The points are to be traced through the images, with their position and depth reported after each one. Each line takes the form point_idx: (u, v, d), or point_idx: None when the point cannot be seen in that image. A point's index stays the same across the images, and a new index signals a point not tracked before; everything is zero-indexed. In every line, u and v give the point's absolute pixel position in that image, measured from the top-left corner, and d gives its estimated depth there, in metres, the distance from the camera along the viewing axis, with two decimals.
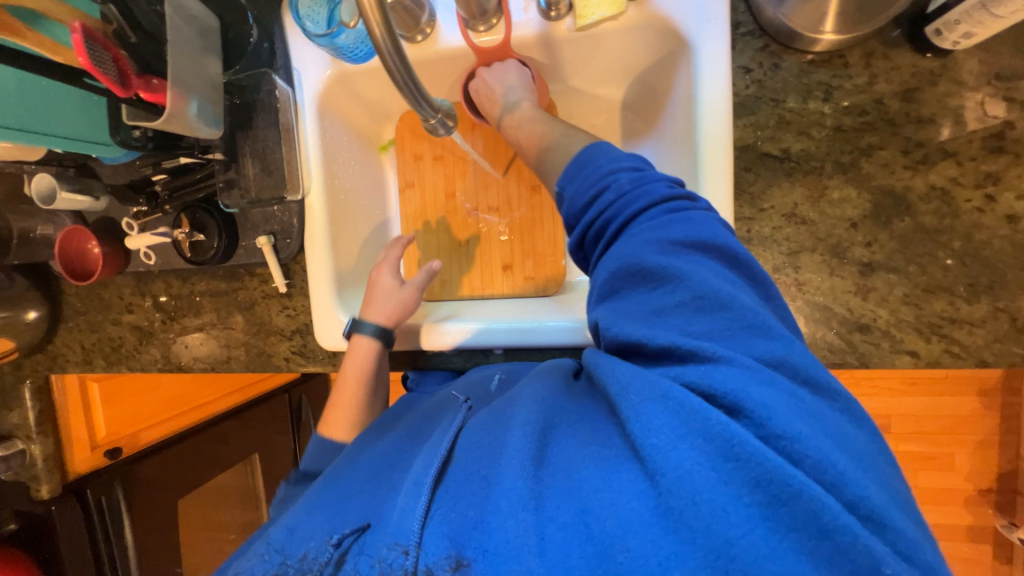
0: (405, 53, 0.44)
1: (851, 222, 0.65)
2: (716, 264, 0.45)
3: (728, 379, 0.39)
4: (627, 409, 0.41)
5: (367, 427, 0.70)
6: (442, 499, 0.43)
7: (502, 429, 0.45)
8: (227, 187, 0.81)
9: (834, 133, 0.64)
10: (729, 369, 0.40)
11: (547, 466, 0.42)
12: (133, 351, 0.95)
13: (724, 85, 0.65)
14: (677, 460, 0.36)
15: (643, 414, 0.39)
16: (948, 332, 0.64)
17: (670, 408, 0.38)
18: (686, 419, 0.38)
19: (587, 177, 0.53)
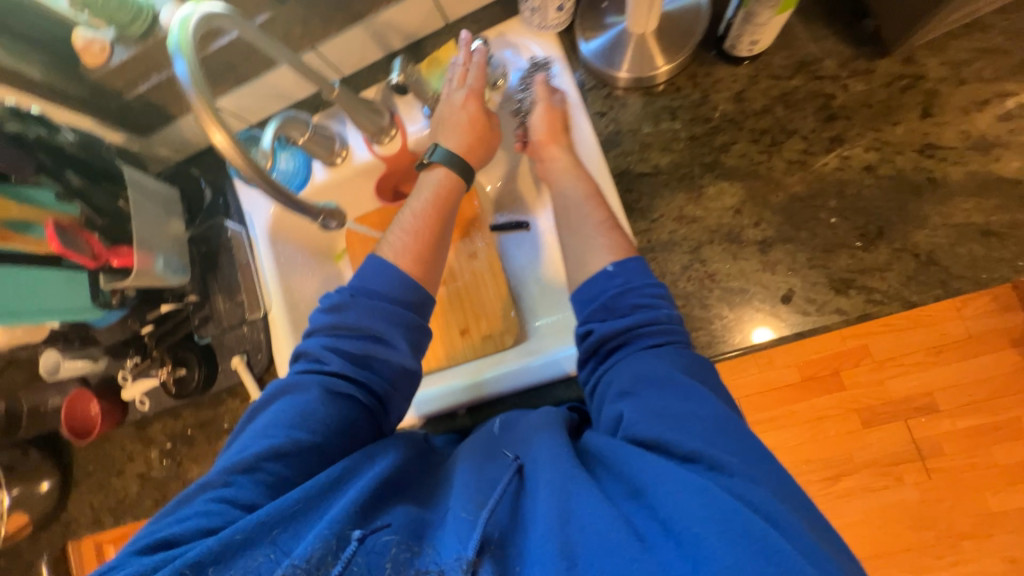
0: (267, 176, 0.49)
1: (734, 209, 0.71)
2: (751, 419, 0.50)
3: (749, 486, 0.42)
4: (661, 493, 0.42)
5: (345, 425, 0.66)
6: (464, 547, 0.45)
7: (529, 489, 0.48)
8: (203, 322, 0.93)
9: (690, 142, 0.74)
10: (756, 488, 0.42)
11: (568, 523, 0.43)
12: (136, 499, 0.99)
13: (587, 129, 0.76)
14: (720, 556, 0.37)
15: (681, 499, 0.41)
16: (862, 282, 0.66)
17: (712, 505, 0.40)
18: (725, 515, 0.39)
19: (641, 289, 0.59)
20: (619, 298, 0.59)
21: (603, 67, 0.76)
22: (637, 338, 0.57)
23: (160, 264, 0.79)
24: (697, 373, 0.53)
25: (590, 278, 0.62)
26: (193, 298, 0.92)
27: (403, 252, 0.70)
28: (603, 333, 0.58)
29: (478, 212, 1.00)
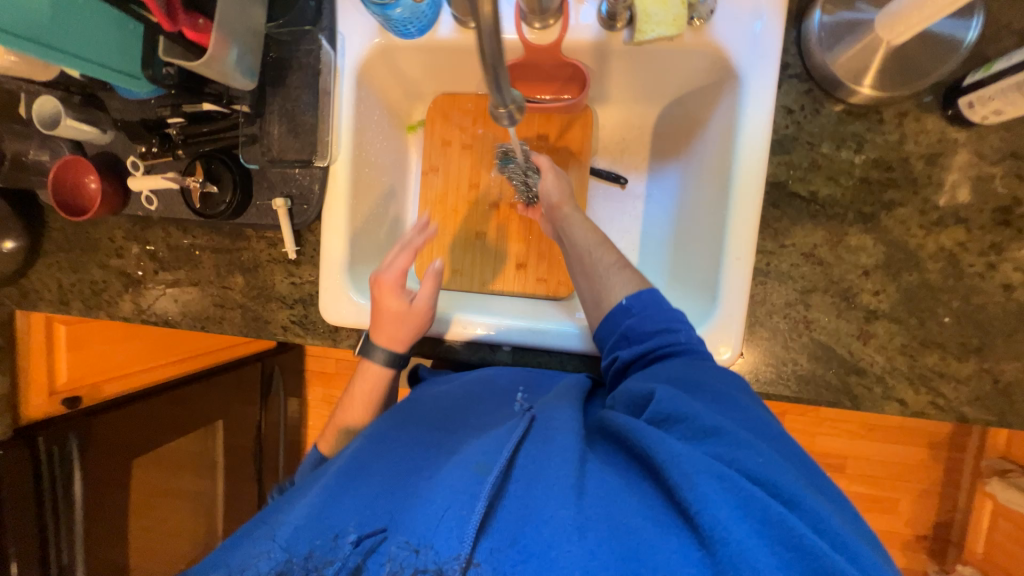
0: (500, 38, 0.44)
1: (863, 270, 0.68)
2: (767, 415, 0.57)
3: (761, 465, 0.47)
4: (676, 474, 0.46)
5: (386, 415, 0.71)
6: (483, 506, 0.45)
7: (536, 459, 0.50)
8: (248, 142, 0.79)
9: (860, 183, 0.67)
10: (755, 455, 0.48)
11: (587, 497, 0.46)
12: (116, 298, 0.90)
13: (767, 121, 0.68)
14: (721, 515, 0.42)
15: (700, 486, 0.44)
16: (935, 385, 0.68)
17: (723, 480, 0.45)
18: (732, 489, 0.44)
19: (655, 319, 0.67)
20: (639, 326, 0.67)
21: (814, 44, 0.66)
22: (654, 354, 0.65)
23: (232, 56, 0.64)
24: (710, 381, 0.59)
25: (608, 314, 0.70)
26: (245, 109, 0.77)
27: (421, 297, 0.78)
28: (625, 359, 0.67)
29: (586, 149, 0.90)
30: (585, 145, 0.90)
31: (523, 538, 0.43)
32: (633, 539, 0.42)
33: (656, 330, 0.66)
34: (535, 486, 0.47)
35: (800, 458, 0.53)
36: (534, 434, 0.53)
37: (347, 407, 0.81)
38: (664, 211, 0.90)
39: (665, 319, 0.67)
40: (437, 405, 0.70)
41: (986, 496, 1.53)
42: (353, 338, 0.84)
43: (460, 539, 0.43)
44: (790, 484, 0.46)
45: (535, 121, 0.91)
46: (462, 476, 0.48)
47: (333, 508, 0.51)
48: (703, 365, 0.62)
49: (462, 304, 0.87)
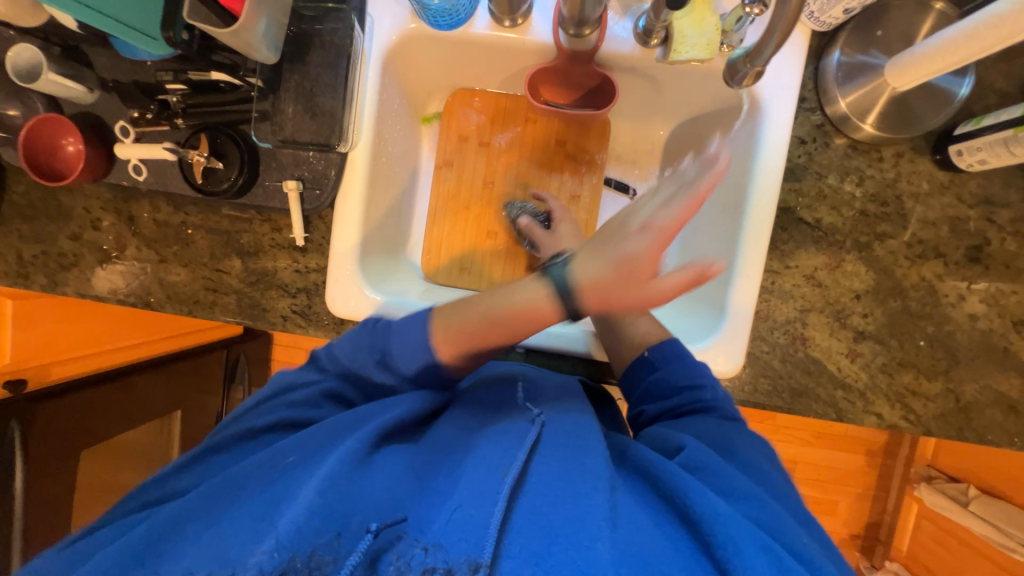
0: None
1: (855, 294, 0.74)
2: (781, 476, 0.60)
3: (777, 524, 0.50)
4: (709, 519, 0.47)
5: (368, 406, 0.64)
6: (519, 518, 0.44)
7: (568, 480, 0.48)
8: (259, 119, 0.74)
9: (859, 215, 0.73)
10: (777, 516, 0.51)
11: (620, 527, 0.45)
12: (88, 274, 0.82)
13: (783, 149, 0.72)
14: (753, 573, 0.43)
15: (729, 529, 0.46)
16: (908, 401, 0.75)
17: (767, 552, 0.45)
18: (764, 547, 0.45)
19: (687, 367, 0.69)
20: (672, 377, 0.69)
21: (832, 81, 0.71)
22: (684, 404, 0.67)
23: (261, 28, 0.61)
24: (740, 443, 0.61)
25: (631, 365, 0.73)
26: (258, 83, 0.73)
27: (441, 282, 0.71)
28: (649, 414, 0.69)
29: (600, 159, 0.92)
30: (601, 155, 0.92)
31: (551, 543, 0.42)
32: (669, 570, 0.43)
33: (682, 386, 0.68)
34: (567, 503, 0.46)
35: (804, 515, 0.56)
36: (562, 445, 0.53)
37: None
38: None
39: (694, 378, 0.68)
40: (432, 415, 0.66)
41: (914, 499, 1.68)
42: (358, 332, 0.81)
43: (485, 541, 0.42)
44: (807, 550, 0.49)
45: (554, 124, 0.92)
46: (493, 482, 0.48)
47: (332, 498, 0.47)
48: (735, 423, 0.64)
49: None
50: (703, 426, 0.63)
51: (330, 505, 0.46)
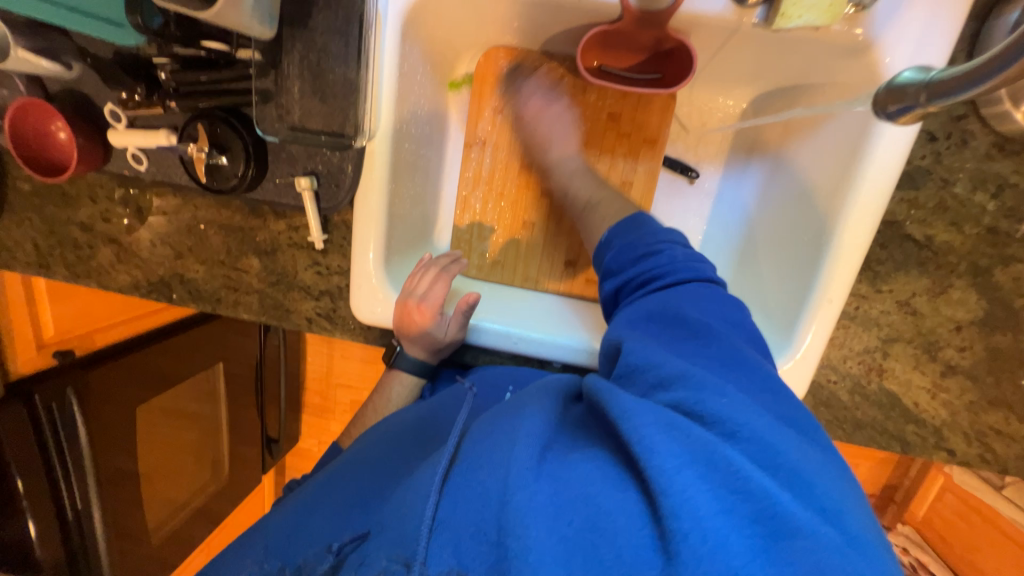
0: None
1: (956, 325, 0.63)
2: (739, 336, 0.47)
3: (723, 407, 0.38)
4: (629, 432, 0.37)
5: (378, 425, 0.69)
6: (453, 495, 0.39)
7: (507, 436, 0.41)
8: (260, 101, 0.64)
9: (985, 233, 0.60)
10: (723, 397, 0.39)
11: (553, 472, 0.38)
12: (107, 268, 0.78)
13: (904, 146, 0.57)
14: (681, 486, 0.33)
15: (648, 439, 0.36)
16: (989, 441, 0.66)
17: (671, 428, 0.36)
18: (691, 450, 0.35)
19: (641, 243, 0.58)
20: (635, 251, 0.57)
21: None
22: (653, 282, 0.54)
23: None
24: (683, 308, 0.49)
25: (617, 231, 0.62)
26: (255, 58, 0.62)
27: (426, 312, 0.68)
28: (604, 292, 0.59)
29: (663, 135, 0.77)
30: (663, 133, 0.77)
31: (482, 530, 0.36)
32: (592, 505, 0.36)
33: (636, 257, 0.57)
34: (485, 469, 0.39)
35: (775, 383, 0.43)
36: (499, 422, 0.45)
37: (374, 410, 0.76)
38: (732, 212, 0.81)
39: (651, 244, 0.57)
40: (407, 422, 0.66)
41: (939, 471, 1.48)
42: (385, 336, 0.76)
43: (418, 537, 0.38)
44: (754, 424, 0.38)
45: (607, 95, 0.77)
46: (428, 477, 0.43)
47: (315, 525, 0.52)
48: (694, 285, 0.52)
49: (505, 306, 0.75)
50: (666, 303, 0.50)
51: (306, 534, 0.51)
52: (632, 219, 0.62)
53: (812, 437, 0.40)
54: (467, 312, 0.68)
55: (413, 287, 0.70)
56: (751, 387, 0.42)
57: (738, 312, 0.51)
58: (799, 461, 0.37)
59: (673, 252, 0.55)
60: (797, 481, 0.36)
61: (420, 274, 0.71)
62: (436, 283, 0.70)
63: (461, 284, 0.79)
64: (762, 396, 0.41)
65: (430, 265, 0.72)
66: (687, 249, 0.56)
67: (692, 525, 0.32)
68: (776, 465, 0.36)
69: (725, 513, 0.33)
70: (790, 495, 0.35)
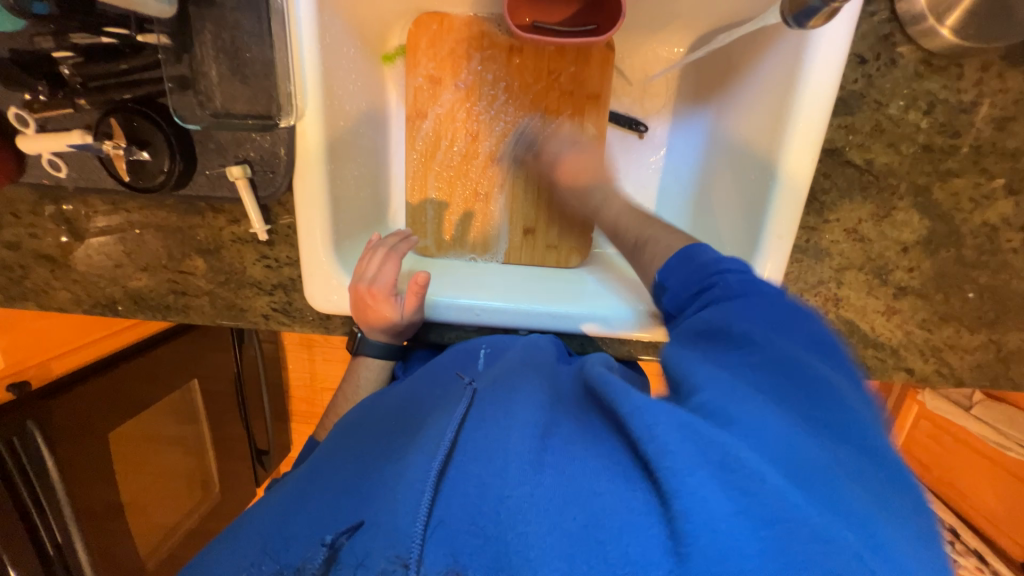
0: None
1: (903, 247, 0.65)
2: (792, 344, 0.44)
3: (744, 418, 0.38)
4: (637, 428, 0.37)
5: (350, 416, 0.66)
6: (448, 496, 0.37)
7: (506, 426, 0.41)
8: (176, 88, 0.60)
9: (921, 151, 0.61)
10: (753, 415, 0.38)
11: (551, 467, 0.37)
12: (43, 287, 0.74)
13: (836, 72, 0.58)
14: (694, 485, 0.32)
15: (660, 434, 0.35)
16: (944, 355, 0.68)
17: (688, 429, 0.36)
18: (707, 451, 0.35)
19: (695, 271, 0.53)
20: (700, 267, 0.53)
21: None
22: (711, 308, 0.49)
23: None
24: (726, 320, 0.46)
25: (682, 255, 0.55)
26: (162, 42, 0.58)
27: (381, 292, 0.66)
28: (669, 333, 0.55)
29: (606, 91, 0.77)
30: (605, 87, 0.77)
31: (474, 520, 0.35)
32: (593, 500, 0.34)
33: (692, 294, 0.52)
34: (485, 463, 0.38)
35: (836, 401, 0.41)
36: (494, 411, 0.44)
37: (342, 401, 0.74)
38: (685, 165, 0.81)
39: (704, 276, 0.52)
40: (388, 410, 0.62)
41: (914, 399, 1.51)
42: (347, 324, 0.74)
43: (410, 536, 0.36)
44: (774, 431, 0.37)
45: (545, 53, 0.76)
46: (423, 467, 0.40)
47: (296, 522, 0.46)
48: (747, 300, 0.47)
49: (466, 280, 0.74)
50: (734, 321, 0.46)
51: (282, 535, 0.45)
52: (685, 252, 0.55)
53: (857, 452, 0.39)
54: (422, 292, 0.66)
55: (364, 270, 0.68)
56: (781, 392, 0.41)
57: (792, 317, 0.47)
58: (827, 478, 0.35)
59: (733, 274, 0.50)
60: (827, 497, 0.34)
61: (369, 257, 0.69)
62: (384, 261, 0.68)
63: (418, 262, 0.78)
64: (793, 404, 0.40)
65: (377, 244, 0.70)
66: (744, 272, 0.50)
67: (702, 530, 0.30)
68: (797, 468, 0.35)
69: (738, 515, 0.31)
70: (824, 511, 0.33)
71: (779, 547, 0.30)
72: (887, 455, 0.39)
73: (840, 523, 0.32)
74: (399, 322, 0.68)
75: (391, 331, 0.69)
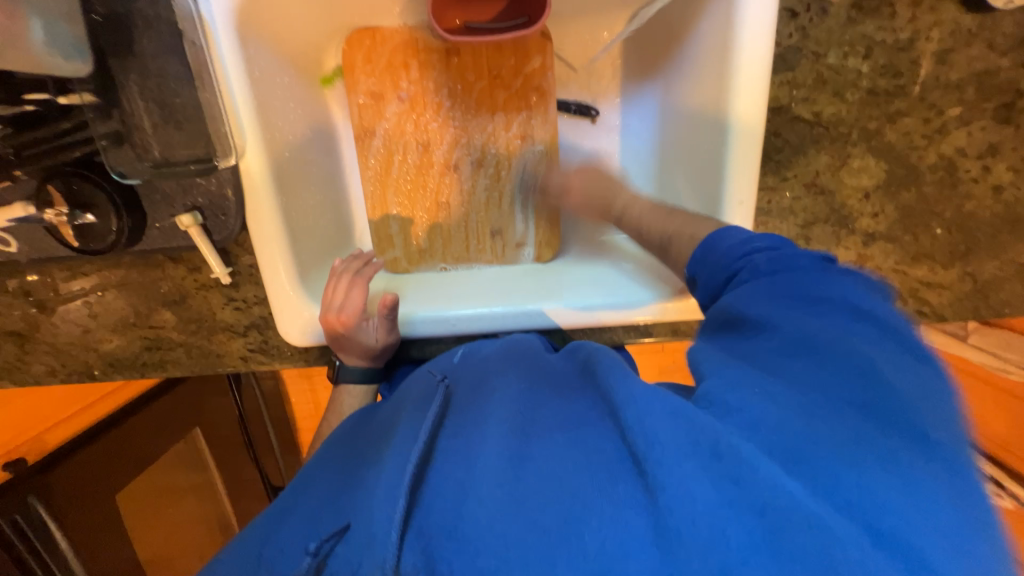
0: None
1: (864, 193, 0.64)
2: (821, 325, 0.37)
3: (753, 401, 0.35)
4: (629, 418, 0.36)
5: (342, 424, 0.64)
6: (421, 502, 0.36)
7: (483, 428, 0.40)
8: (112, 144, 0.59)
9: (867, 96, 0.61)
10: (763, 399, 0.35)
11: (531, 463, 0.35)
12: (15, 363, 0.73)
13: (768, 31, 0.57)
14: (679, 479, 0.31)
15: (648, 425, 0.34)
16: (922, 294, 0.68)
17: (681, 419, 0.34)
18: (699, 441, 0.33)
19: (723, 254, 0.47)
20: (732, 246, 0.46)
21: None
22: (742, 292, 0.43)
23: (37, 31, 0.51)
24: (744, 304, 0.41)
25: (707, 242, 0.49)
26: (88, 101, 0.58)
27: (351, 316, 0.66)
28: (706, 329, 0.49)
29: (551, 83, 0.76)
30: (549, 77, 0.76)
31: (449, 527, 0.34)
32: (573, 500, 0.33)
33: (720, 283, 0.46)
34: (460, 466, 0.37)
35: (878, 380, 0.34)
36: (477, 412, 0.43)
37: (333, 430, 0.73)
38: (642, 142, 0.80)
39: (730, 260, 0.46)
40: (374, 416, 0.59)
41: None
42: (326, 353, 0.73)
43: (383, 542, 0.35)
44: (790, 423, 0.33)
45: (483, 52, 0.75)
46: (396, 468, 0.39)
47: (289, 523, 0.45)
48: (780, 280, 0.41)
49: (438, 291, 0.73)
50: (763, 301, 0.40)
51: (277, 534, 0.45)
52: (705, 240, 0.50)
53: (911, 443, 0.32)
54: (390, 313, 0.65)
55: (331, 298, 0.67)
56: (809, 375, 0.35)
57: (835, 290, 0.39)
58: (844, 465, 0.31)
59: (766, 253, 0.44)
60: (852, 494, 0.30)
61: (334, 284, 0.68)
62: (350, 287, 0.68)
63: (389, 281, 0.77)
64: (822, 387, 0.35)
65: (340, 269, 0.70)
66: (774, 249, 0.44)
67: (686, 527, 0.29)
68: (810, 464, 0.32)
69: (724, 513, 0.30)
70: (823, 504, 0.30)
71: (765, 539, 0.29)
72: (948, 442, 0.33)
73: (842, 510, 0.30)
74: (376, 344, 0.68)
75: (371, 354, 0.69)
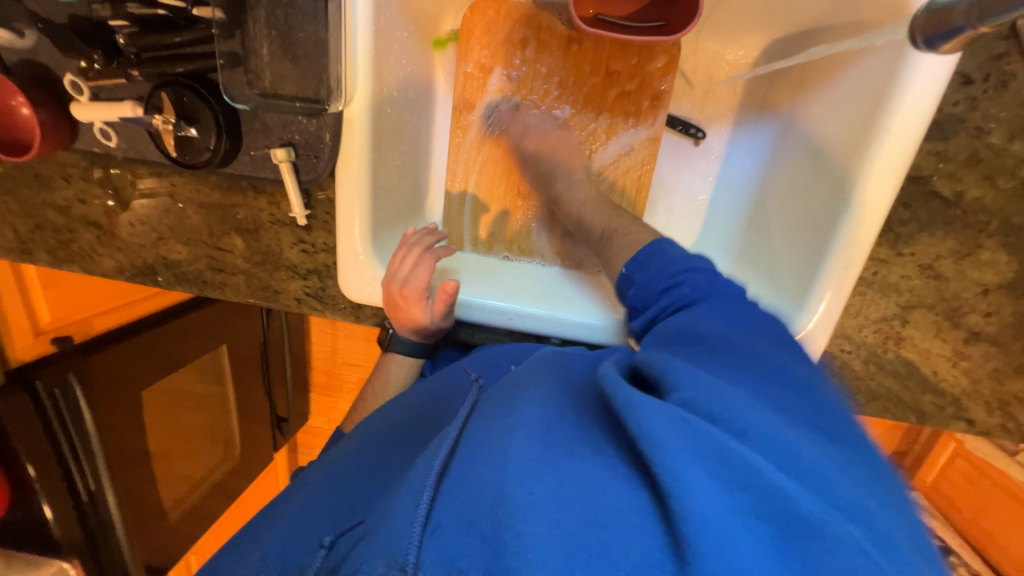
0: None
1: (983, 289, 0.59)
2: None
3: (728, 403, 0.33)
4: (632, 421, 0.32)
5: (368, 416, 0.65)
6: (444, 493, 0.34)
7: (500, 422, 0.37)
8: (227, 65, 0.59)
9: (1021, 186, 0.55)
10: (735, 400, 0.34)
11: (543, 451, 0.33)
12: (88, 251, 0.75)
13: (934, 96, 0.52)
14: (696, 490, 0.28)
15: (652, 425, 0.31)
16: (1011, 409, 0.62)
17: (686, 426, 0.31)
18: (702, 445, 0.30)
19: (658, 273, 0.51)
20: (680, 261, 0.51)
21: None
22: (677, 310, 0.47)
23: None
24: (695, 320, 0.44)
25: (649, 250, 0.54)
26: (217, 16, 0.57)
27: (411, 292, 0.65)
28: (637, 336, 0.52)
29: (668, 92, 0.72)
30: (667, 88, 0.72)
31: (471, 526, 0.31)
32: (593, 501, 0.30)
33: (660, 290, 0.50)
34: (481, 460, 0.34)
35: (803, 386, 0.38)
36: (491, 407, 0.40)
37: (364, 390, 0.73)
38: (742, 178, 0.76)
39: (671, 273, 0.51)
40: (404, 409, 0.60)
41: (951, 437, 1.34)
42: (377, 315, 0.73)
43: (406, 540, 0.32)
44: (766, 426, 0.32)
45: (605, 47, 0.72)
46: (419, 472, 0.37)
47: (305, 526, 0.45)
48: (714, 299, 0.46)
49: (499, 281, 0.71)
50: (701, 318, 0.44)
51: (291, 532, 0.46)
52: (652, 247, 0.55)
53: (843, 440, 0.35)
54: (450, 299, 0.64)
55: (396, 268, 0.66)
56: (758, 382, 0.37)
57: (757, 316, 0.45)
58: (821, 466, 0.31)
59: (694, 272, 0.49)
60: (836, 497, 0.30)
61: (402, 254, 0.67)
62: (416, 263, 0.66)
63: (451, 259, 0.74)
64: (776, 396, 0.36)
65: (410, 240, 0.68)
66: (703, 267, 0.50)
67: (705, 535, 0.27)
68: (807, 477, 0.31)
69: (741, 524, 0.28)
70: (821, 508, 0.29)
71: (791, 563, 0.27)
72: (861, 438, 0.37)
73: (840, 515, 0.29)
74: (428, 323, 0.67)
75: (420, 331, 0.68)
